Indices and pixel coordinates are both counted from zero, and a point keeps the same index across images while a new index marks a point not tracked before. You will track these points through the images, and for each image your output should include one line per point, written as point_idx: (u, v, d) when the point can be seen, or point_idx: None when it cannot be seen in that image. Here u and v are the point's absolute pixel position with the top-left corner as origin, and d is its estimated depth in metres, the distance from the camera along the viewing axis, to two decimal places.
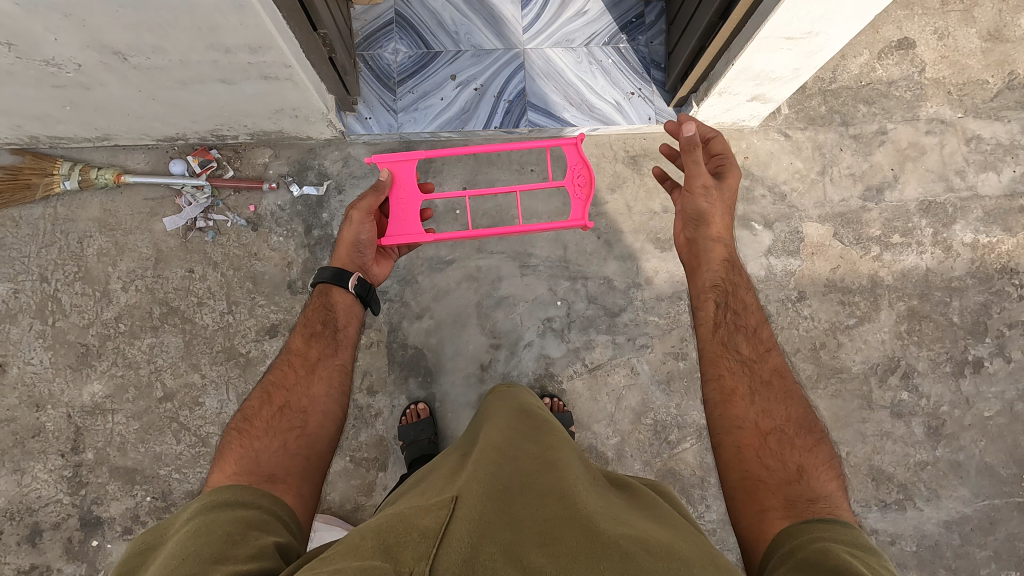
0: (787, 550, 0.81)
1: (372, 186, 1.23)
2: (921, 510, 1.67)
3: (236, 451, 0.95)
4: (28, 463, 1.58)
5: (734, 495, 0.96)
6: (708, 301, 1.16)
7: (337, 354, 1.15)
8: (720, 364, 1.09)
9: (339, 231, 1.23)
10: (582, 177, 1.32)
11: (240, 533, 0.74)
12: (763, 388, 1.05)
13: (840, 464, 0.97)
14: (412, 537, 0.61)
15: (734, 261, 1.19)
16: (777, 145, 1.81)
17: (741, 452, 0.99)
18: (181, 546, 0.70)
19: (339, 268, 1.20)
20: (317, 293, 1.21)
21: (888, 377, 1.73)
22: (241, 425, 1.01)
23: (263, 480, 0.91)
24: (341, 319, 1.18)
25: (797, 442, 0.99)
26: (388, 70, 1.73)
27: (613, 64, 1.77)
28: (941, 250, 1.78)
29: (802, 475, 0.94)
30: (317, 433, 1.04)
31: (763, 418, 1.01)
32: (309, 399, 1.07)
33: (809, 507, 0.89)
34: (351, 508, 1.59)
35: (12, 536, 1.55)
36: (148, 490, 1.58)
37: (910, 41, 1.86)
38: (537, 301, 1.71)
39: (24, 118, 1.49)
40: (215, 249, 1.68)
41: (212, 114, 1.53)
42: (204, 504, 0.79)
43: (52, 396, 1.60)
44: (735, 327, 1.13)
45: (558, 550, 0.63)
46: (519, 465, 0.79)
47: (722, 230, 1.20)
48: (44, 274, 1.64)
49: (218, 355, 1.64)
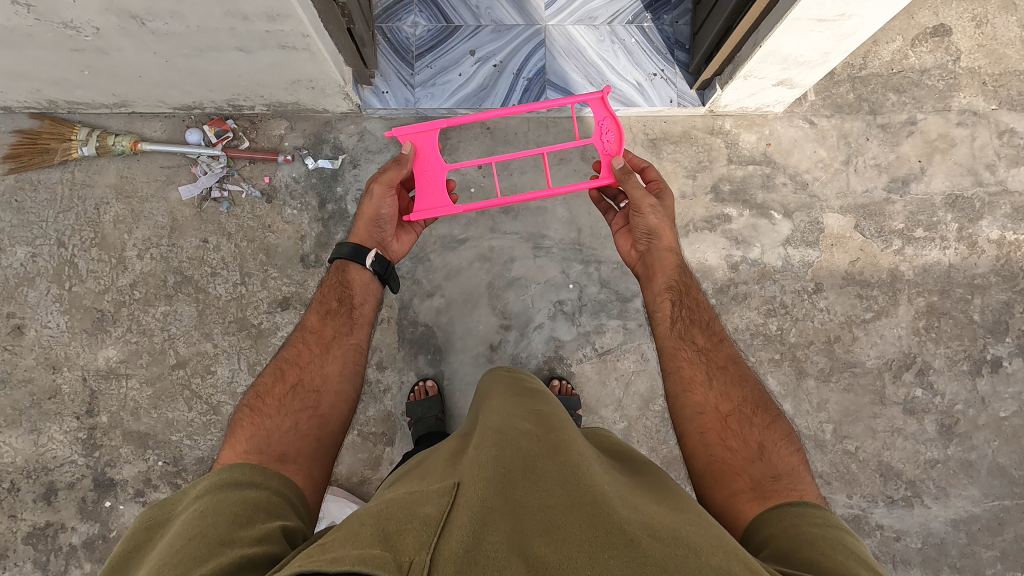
0: (768, 535, 0.79)
1: (393, 160, 1.22)
2: (929, 508, 1.65)
3: (247, 428, 0.95)
4: (44, 424, 1.61)
5: (702, 481, 0.95)
6: (664, 301, 1.18)
7: (351, 333, 1.16)
8: (678, 355, 1.11)
9: (360, 205, 1.24)
10: (612, 135, 1.28)
11: (248, 515, 0.74)
12: (719, 373, 1.08)
13: (797, 438, 1.01)
14: (413, 525, 0.61)
15: (684, 268, 1.22)
16: (801, 132, 1.76)
17: (704, 437, 0.99)
18: (188, 525, 0.71)
19: (358, 244, 1.21)
20: (335, 269, 1.22)
21: (903, 373, 1.70)
22: (253, 402, 1.01)
23: (274, 459, 0.90)
24: (357, 296, 1.20)
25: (756, 420, 1.02)
26: (406, 43, 1.71)
27: (636, 44, 1.72)
28: (965, 246, 1.74)
29: (763, 452, 0.96)
30: (328, 415, 1.04)
31: (721, 402, 1.03)
32: (322, 378, 1.08)
33: (775, 485, 0.89)
34: (358, 481, 1.61)
35: (28, 493, 1.59)
36: (160, 455, 1.61)
37: (946, 29, 1.79)
38: (549, 284, 1.70)
39: (43, 82, 1.50)
40: (229, 220, 1.68)
41: (229, 83, 1.52)
42: (214, 482, 0.79)
43: (68, 359, 1.63)
44: (690, 321, 1.16)
45: (558, 540, 0.62)
46: (520, 449, 0.79)
47: (671, 243, 1.23)
48: (61, 239, 1.66)
49: (230, 325, 1.65)
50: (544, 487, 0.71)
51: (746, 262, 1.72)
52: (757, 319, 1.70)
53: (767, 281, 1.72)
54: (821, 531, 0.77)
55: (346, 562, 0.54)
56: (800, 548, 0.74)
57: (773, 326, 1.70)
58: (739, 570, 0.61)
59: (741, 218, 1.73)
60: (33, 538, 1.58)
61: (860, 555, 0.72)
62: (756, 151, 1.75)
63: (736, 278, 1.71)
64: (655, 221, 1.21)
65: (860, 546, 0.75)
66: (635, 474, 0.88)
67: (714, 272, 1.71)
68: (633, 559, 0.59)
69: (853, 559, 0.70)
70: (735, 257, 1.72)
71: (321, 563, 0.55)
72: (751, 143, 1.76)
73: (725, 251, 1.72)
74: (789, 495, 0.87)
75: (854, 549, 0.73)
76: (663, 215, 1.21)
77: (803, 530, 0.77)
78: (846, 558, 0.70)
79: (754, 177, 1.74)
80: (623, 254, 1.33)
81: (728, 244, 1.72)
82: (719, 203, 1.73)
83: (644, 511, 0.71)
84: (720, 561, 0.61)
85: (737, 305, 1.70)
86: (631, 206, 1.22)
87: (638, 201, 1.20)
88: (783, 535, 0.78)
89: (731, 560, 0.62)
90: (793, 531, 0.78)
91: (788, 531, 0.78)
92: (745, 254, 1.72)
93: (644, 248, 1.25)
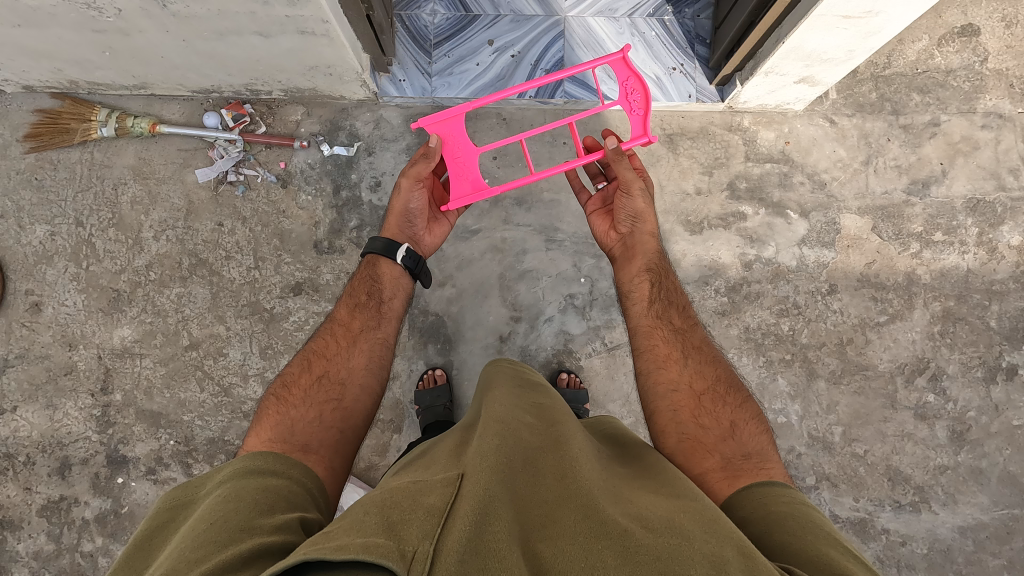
0: (742, 518, 0.79)
1: (422, 155, 1.20)
2: (936, 514, 1.64)
3: (272, 417, 0.97)
4: (59, 400, 1.64)
5: (673, 460, 0.94)
6: (643, 281, 1.17)
7: (379, 327, 1.16)
8: (653, 334, 1.10)
9: (391, 199, 1.26)
10: (638, 98, 1.27)
11: (269, 503, 0.75)
12: (694, 353, 1.07)
13: (765, 418, 1.01)
14: (417, 515, 0.61)
15: (663, 253, 1.21)
16: (821, 131, 1.74)
17: (677, 415, 0.98)
18: (210, 510, 0.72)
19: (390, 240, 1.23)
20: (367, 263, 1.25)
21: (916, 378, 1.69)
22: (280, 391, 1.03)
23: (297, 448, 0.91)
24: (387, 291, 1.21)
25: (728, 400, 1.01)
26: (425, 31, 1.70)
27: (656, 38, 1.70)
28: (985, 251, 1.71)
29: (734, 431, 0.96)
30: (352, 407, 1.04)
31: (695, 380, 1.03)
32: (348, 370, 1.08)
33: (744, 464, 0.89)
34: (365, 467, 1.62)
35: (43, 467, 1.62)
36: (172, 434, 1.63)
37: (974, 28, 1.75)
38: (560, 277, 1.70)
39: (64, 61, 1.51)
40: (245, 204, 1.70)
41: (248, 67, 1.53)
42: (239, 469, 0.81)
43: (84, 337, 1.65)
44: (667, 301, 1.15)
45: (556, 534, 0.62)
46: (521, 441, 0.79)
47: (654, 227, 1.22)
48: (80, 219, 1.68)
49: (243, 309, 1.67)
50: (542, 483, 0.71)
51: (760, 261, 1.70)
52: (769, 319, 1.69)
53: (780, 280, 1.70)
54: (789, 509, 0.77)
55: (351, 550, 0.55)
56: (773, 527, 0.74)
57: (785, 326, 1.69)
58: (732, 559, 0.61)
59: (756, 216, 1.72)
60: (47, 511, 1.61)
61: (830, 532, 0.72)
62: (775, 149, 1.73)
63: (749, 277, 1.70)
64: (642, 205, 1.20)
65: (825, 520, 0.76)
66: (634, 462, 0.88)
67: (727, 270, 1.70)
68: (625, 550, 0.59)
69: (825, 538, 0.70)
70: (749, 256, 1.70)
71: (326, 551, 0.55)
72: (770, 140, 1.73)
73: (739, 250, 1.71)
74: (758, 474, 0.86)
75: (822, 525, 0.73)
76: (648, 202, 1.21)
77: (772, 509, 0.77)
78: (814, 536, 0.70)
79: (771, 175, 1.72)
80: (601, 238, 1.30)
81: (742, 242, 1.71)
82: (734, 200, 1.72)
83: (640, 503, 0.71)
84: (713, 549, 0.61)
85: (749, 304, 1.69)
86: (621, 187, 1.19)
87: (628, 182, 1.18)
88: (754, 517, 0.77)
89: (724, 547, 0.62)
90: (762, 510, 0.78)
91: (758, 512, 0.78)
92: (759, 253, 1.71)
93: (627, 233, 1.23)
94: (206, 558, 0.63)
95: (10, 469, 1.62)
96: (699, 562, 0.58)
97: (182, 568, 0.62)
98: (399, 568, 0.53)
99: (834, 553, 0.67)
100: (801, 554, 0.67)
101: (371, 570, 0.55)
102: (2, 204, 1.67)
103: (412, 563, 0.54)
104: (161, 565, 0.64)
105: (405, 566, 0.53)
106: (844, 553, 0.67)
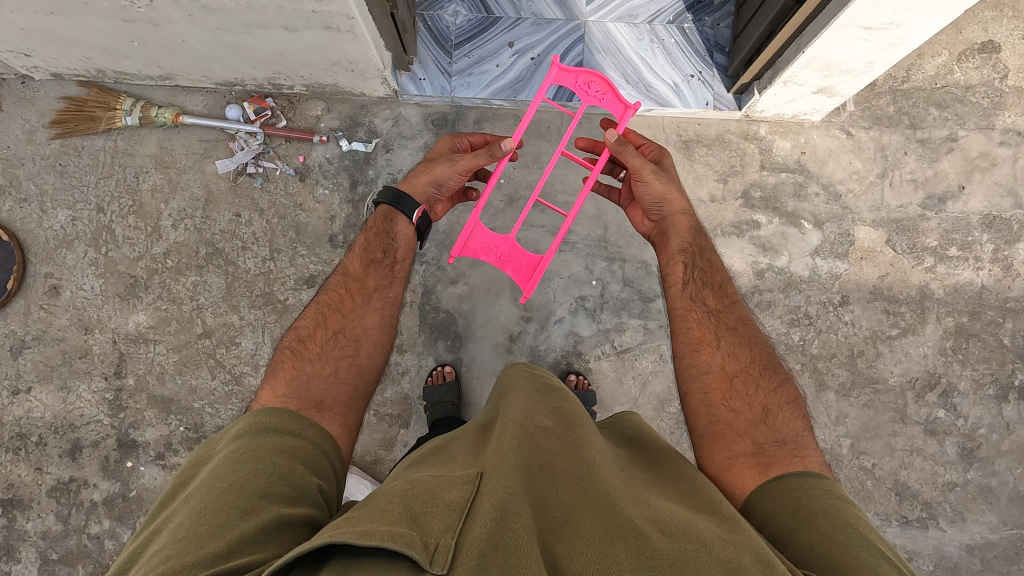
0: (768, 510, 0.79)
1: (487, 150, 1.18)
2: (944, 531, 1.63)
3: (287, 370, 0.97)
4: (73, 382, 1.66)
5: (702, 442, 0.95)
6: (676, 263, 1.17)
7: (391, 287, 1.18)
8: (687, 316, 1.10)
9: (435, 162, 1.22)
10: (598, 87, 1.26)
11: (288, 467, 0.77)
12: (728, 334, 1.07)
13: (802, 403, 0.99)
14: (439, 509, 0.62)
15: (698, 230, 1.21)
16: (838, 143, 1.74)
17: (708, 397, 0.98)
18: (229, 469, 0.75)
19: (413, 199, 1.22)
20: (381, 214, 1.24)
21: (926, 394, 1.68)
22: (294, 345, 1.03)
23: (312, 405, 0.92)
24: (401, 251, 1.22)
25: (762, 381, 1.00)
26: (447, 32, 1.72)
27: (675, 44, 1.71)
28: (1000, 268, 1.70)
29: (767, 415, 0.95)
30: (366, 364, 1.06)
31: (728, 363, 1.02)
32: (362, 328, 1.09)
33: (777, 451, 0.89)
34: (371, 460, 1.63)
35: (54, 448, 1.64)
36: (182, 421, 1.65)
37: (995, 45, 1.75)
38: (572, 279, 1.70)
39: (94, 50, 1.55)
40: (263, 196, 1.72)
41: (271, 61, 1.55)
42: (255, 423, 0.83)
43: (100, 321, 1.68)
44: (702, 282, 1.14)
45: (573, 536, 0.63)
46: (539, 445, 0.79)
47: (682, 205, 1.23)
48: (101, 205, 1.70)
49: (257, 299, 1.69)
50: (560, 484, 0.72)
51: (772, 270, 1.70)
52: (780, 328, 1.68)
53: (792, 290, 1.70)
54: (822, 506, 0.77)
55: (376, 537, 0.56)
56: (801, 525, 0.74)
57: (796, 335, 1.68)
58: (749, 564, 0.60)
59: (770, 225, 1.72)
60: (56, 492, 1.63)
61: (863, 533, 0.71)
62: (791, 158, 1.74)
63: (761, 285, 1.70)
64: (661, 187, 1.21)
65: (864, 520, 0.75)
66: (652, 466, 0.88)
67: (739, 278, 1.70)
68: (642, 553, 0.59)
69: (854, 539, 0.70)
70: (761, 264, 1.71)
71: (350, 536, 0.56)
72: (786, 150, 1.74)
73: (752, 258, 1.71)
74: (791, 463, 0.86)
75: (853, 523, 0.73)
76: (667, 181, 1.21)
77: (804, 504, 0.77)
78: (845, 539, 0.70)
79: (786, 184, 1.73)
80: (636, 226, 1.35)
81: (755, 250, 1.71)
82: (748, 208, 1.72)
83: (656, 507, 0.71)
84: (730, 555, 0.61)
85: (760, 313, 1.69)
86: (633, 174, 1.21)
87: (639, 169, 1.20)
88: (783, 511, 0.78)
89: (742, 554, 0.62)
90: (793, 505, 0.78)
91: (789, 506, 0.78)
92: (772, 261, 1.71)
93: (657, 218, 1.25)
94: (229, 527, 0.66)
95: (22, 449, 1.64)
96: (715, 568, 0.58)
97: (204, 535, 0.65)
98: (422, 560, 0.54)
99: (861, 556, 0.67)
100: (822, 558, 0.68)
101: (394, 559, 0.56)
102: (26, 188, 1.70)
103: (435, 555, 0.55)
104: (183, 524, 0.67)
105: (428, 559, 0.54)
106: (874, 555, 0.68)
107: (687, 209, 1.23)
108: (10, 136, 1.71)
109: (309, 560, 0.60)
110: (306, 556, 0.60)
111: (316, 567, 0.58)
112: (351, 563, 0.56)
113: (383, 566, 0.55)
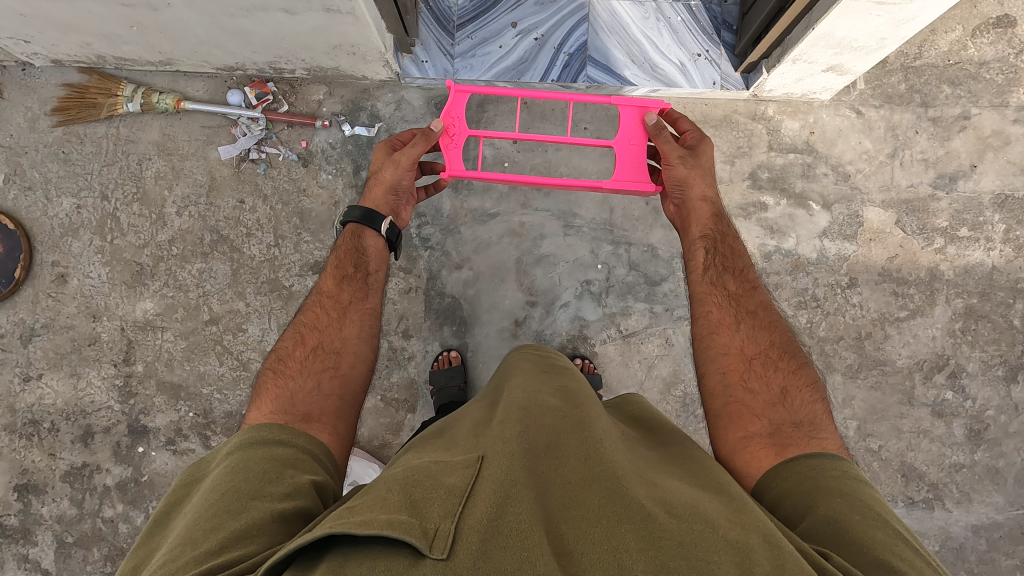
0: (781, 491, 0.81)
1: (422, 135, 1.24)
2: (950, 512, 1.63)
3: (272, 390, 0.97)
4: (83, 369, 1.68)
5: (718, 421, 0.95)
6: (698, 249, 1.14)
7: (367, 299, 1.16)
8: (707, 300, 1.08)
9: (379, 170, 1.23)
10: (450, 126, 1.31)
11: (277, 470, 0.79)
12: (747, 319, 1.05)
13: (822, 386, 0.97)
14: (439, 494, 0.62)
15: (721, 216, 1.17)
16: (847, 122, 1.71)
17: (726, 377, 0.98)
18: (221, 481, 0.76)
19: (370, 209, 1.21)
20: (348, 233, 1.21)
21: (934, 375, 1.67)
22: (277, 365, 1.02)
23: (298, 419, 0.92)
24: (372, 263, 1.20)
25: (781, 365, 0.99)
26: (449, 12, 1.68)
27: (682, 23, 1.68)
28: (1011, 248, 1.68)
29: (785, 398, 0.95)
30: (349, 374, 1.05)
31: (747, 345, 1.01)
32: (341, 340, 1.08)
33: (794, 432, 0.89)
34: (379, 444, 1.64)
35: (67, 434, 1.66)
36: (191, 406, 1.66)
37: (1011, 20, 1.70)
38: (577, 263, 1.69)
39: (93, 36, 1.53)
40: (266, 182, 1.71)
41: (273, 45, 1.54)
42: (241, 440, 0.84)
43: (108, 309, 1.69)
44: (724, 267, 1.12)
45: (580, 517, 0.63)
46: (545, 426, 0.79)
47: (705, 190, 1.16)
48: (105, 193, 1.70)
49: (263, 286, 1.69)
50: (565, 464, 0.71)
51: (780, 252, 1.69)
52: (786, 311, 1.67)
53: (799, 272, 1.69)
54: (838, 485, 0.78)
55: (375, 525, 0.56)
56: (817, 503, 0.76)
57: (802, 318, 1.67)
58: (757, 546, 0.61)
59: (778, 207, 1.70)
60: (70, 477, 1.65)
61: (880, 513, 0.73)
62: (799, 139, 1.71)
63: (768, 268, 1.69)
64: (684, 171, 1.15)
65: (879, 500, 0.77)
66: (658, 446, 0.89)
67: None
68: (649, 534, 0.60)
69: (870, 520, 0.72)
70: (768, 247, 1.69)
71: (349, 525, 0.56)
72: (794, 130, 1.71)
73: (760, 240, 1.69)
74: (809, 445, 0.87)
75: (872, 505, 0.74)
76: (693, 165, 1.15)
77: (820, 484, 0.79)
78: (861, 518, 0.72)
79: (795, 165, 1.70)
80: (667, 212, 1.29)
81: (763, 232, 1.69)
82: (755, 190, 1.70)
83: (664, 486, 0.71)
84: (736, 536, 0.62)
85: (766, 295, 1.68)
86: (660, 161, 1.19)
87: (666, 153, 1.18)
88: (798, 491, 0.79)
89: (749, 535, 0.62)
90: (809, 484, 0.79)
91: (805, 485, 0.79)
92: (779, 244, 1.69)
93: (678, 203, 1.20)
94: (222, 527, 0.69)
95: (35, 435, 1.66)
96: (724, 551, 0.59)
97: (199, 537, 0.67)
98: (422, 546, 0.54)
99: (878, 535, 0.69)
100: (839, 536, 0.70)
101: (395, 547, 0.56)
102: (30, 176, 1.70)
103: (435, 540, 0.55)
104: (178, 535, 0.69)
105: (427, 544, 0.55)
106: (891, 535, 0.70)
107: (711, 194, 1.17)
108: (13, 124, 1.71)
109: (311, 549, 0.60)
110: (309, 546, 0.61)
111: (319, 557, 0.58)
112: (350, 552, 0.57)
113: (385, 553, 0.55)
